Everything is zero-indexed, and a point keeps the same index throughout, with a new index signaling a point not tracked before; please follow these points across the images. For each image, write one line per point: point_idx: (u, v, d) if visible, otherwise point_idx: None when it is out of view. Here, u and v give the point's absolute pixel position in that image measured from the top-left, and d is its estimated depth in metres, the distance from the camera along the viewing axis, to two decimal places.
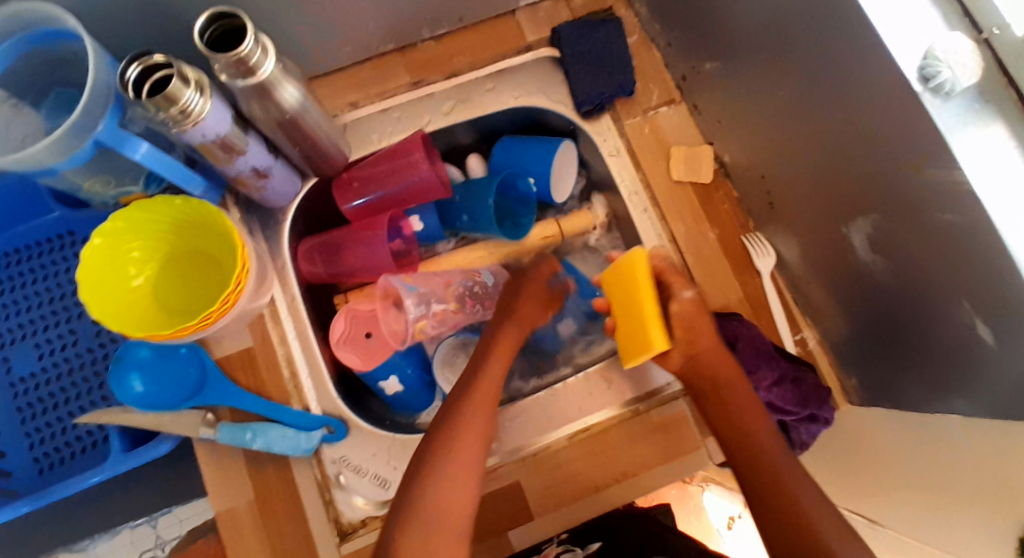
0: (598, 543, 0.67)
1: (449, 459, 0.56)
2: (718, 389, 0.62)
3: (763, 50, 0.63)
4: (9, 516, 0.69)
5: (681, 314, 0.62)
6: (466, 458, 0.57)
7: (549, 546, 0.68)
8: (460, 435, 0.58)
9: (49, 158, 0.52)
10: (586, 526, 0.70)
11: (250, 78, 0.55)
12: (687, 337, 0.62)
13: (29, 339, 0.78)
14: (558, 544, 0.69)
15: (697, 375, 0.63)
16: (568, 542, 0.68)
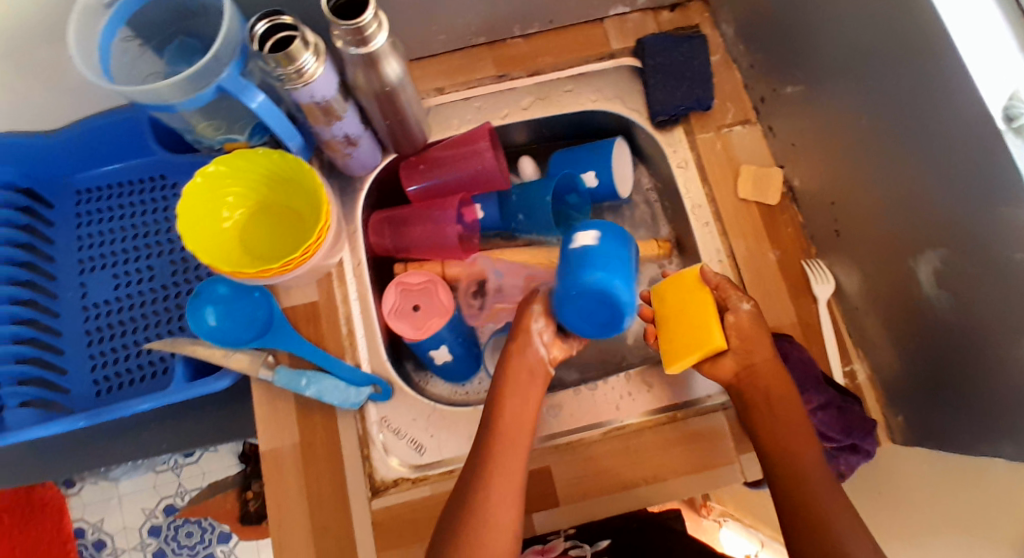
0: (607, 541, 0.75)
1: (486, 485, 0.59)
2: (772, 398, 0.63)
3: (846, 79, 0.65)
4: (64, 427, 0.72)
5: (737, 325, 0.63)
6: (508, 457, 0.61)
7: (556, 539, 0.73)
8: (497, 446, 0.61)
9: (175, 96, 0.58)
10: (593, 527, 0.76)
11: (362, 48, 0.60)
12: (744, 347, 0.63)
13: (108, 268, 0.84)
14: (566, 539, 0.74)
15: (753, 385, 0.63)
16: (576, 538, 0.74)
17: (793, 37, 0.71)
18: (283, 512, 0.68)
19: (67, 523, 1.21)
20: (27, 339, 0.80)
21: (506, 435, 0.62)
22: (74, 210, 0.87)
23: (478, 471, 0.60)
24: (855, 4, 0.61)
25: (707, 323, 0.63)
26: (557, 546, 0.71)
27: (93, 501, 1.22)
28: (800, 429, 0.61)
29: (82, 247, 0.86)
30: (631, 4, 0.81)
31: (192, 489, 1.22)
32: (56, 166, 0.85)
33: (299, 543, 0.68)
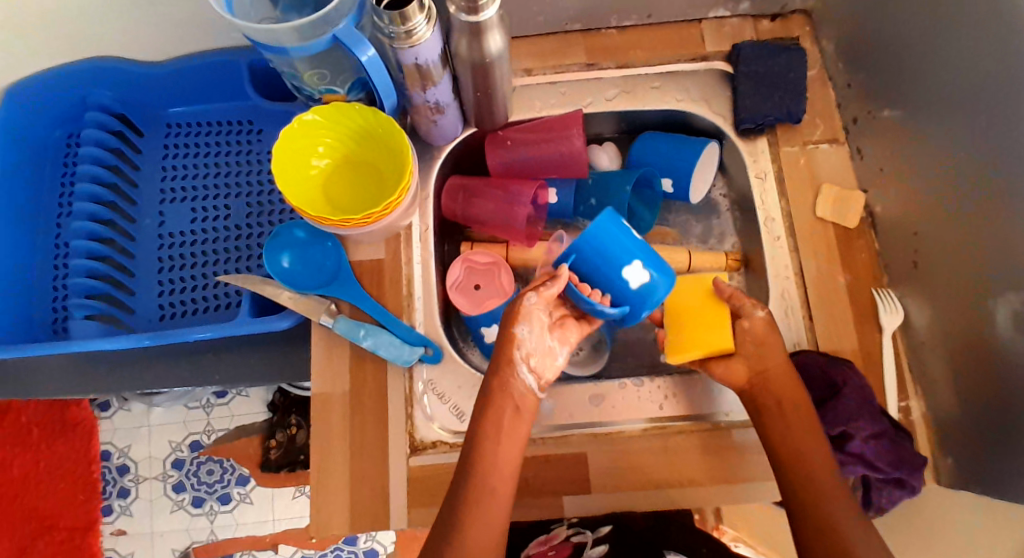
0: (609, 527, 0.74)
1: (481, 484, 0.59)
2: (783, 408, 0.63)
3: (948, 109, 0.64)
4: (131, 344, 0.75)
5: (750, 331, 0.65)
6: (511, 429, 0.62)
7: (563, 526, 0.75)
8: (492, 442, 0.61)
9: (291, 39, 0.60)
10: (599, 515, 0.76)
11: (472, 16, 0.61)
12: (757, 352, 0.65)
13: (188, 201, 0.87)
14: (571, 525, 0.75)
15: (764, 393, 0.64)
16: (580, 525, 0.75)
17: (898, 60, 0.70)
18: (324, 455, 0.70)
19: (95, 445, 1.25)
20: (100, 256, 0.84)
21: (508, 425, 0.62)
22: (161, 140, 0.90)
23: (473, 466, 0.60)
24: (972, 34, 0.60)
25: (717, 323, 0.66)
26: (560, 534, 0.76)
27: (122, 427, 1.26)
28: (811, 439, 0.62)
29: (166, 178, 0.88)
30: (733, 8, 0.81)
31: (219, 430, 1.25)
32: (152, 96, 0.88)
33: (335, 488, 0.69)
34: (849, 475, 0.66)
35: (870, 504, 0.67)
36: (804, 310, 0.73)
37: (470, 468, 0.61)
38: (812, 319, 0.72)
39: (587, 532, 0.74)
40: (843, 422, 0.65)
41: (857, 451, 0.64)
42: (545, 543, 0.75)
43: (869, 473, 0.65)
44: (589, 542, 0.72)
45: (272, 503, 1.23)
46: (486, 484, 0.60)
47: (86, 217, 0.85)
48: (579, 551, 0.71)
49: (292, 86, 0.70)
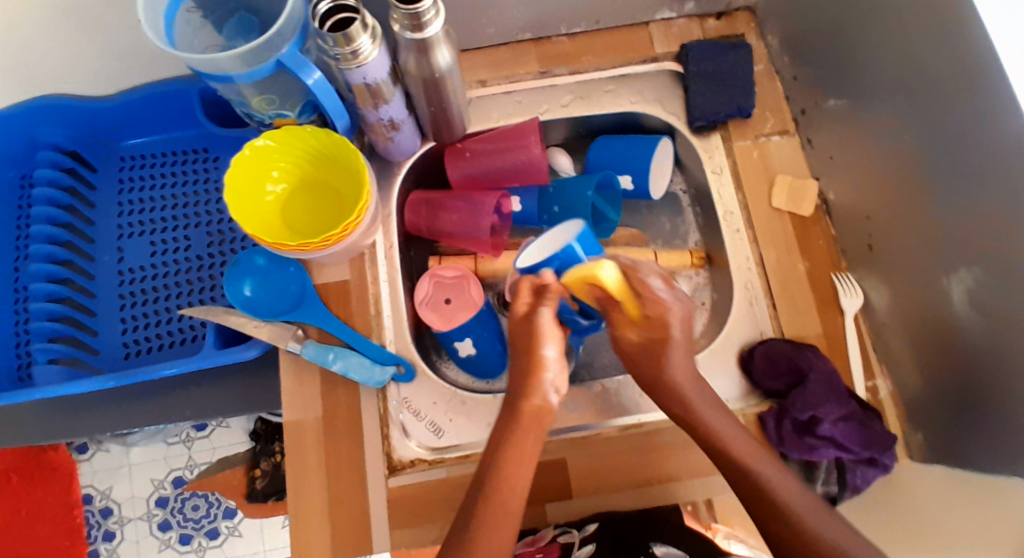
0: (594, 525, 0.67)
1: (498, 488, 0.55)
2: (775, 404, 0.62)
3: (891, 96, 0.65)
4: (95, 385, 0.74)
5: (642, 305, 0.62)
6: (529, 432, 0.58)
7: (546, 530, 0.69)
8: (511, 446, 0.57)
9: (235, 67, 0.60)
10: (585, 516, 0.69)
11: (417, 33, 0.61)
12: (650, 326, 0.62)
13: (146, 235, 0.86)
14: (555, 528, 0.68)
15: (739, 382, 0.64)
16: (565, 527, 0.68)
17: (840, 51, 0.71)
18: (302, 482, 0.69)
19: (76, 490, 1.23)
20: (61, 297, 0.83)
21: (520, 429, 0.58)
22: (116, 175, 0.89)
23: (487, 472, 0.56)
24: (907, 24, 0.61)
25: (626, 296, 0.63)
26: (546, 534, 0.67)
27: (103, 469, 1.24)
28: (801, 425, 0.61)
29: (121, 213, 0.88)
30: (679, 9, 0.82)
31: (202, 463, 1.23)
32: (103, 131, 0.87)
33: (316, 514, 0.69)
34: (822, 460, 0.66)
35: (846, 484, 0.66)
36: (767, 299, 0.74)
37: (483, 476, 0.56)
38: (776, 310, 0.74)
39: (573, 531, 0.66)
40: (812, 406, 0.67)
41: (828, 434, 0.65)
42: (528, 545, 0.67)
43: (841, 455, 0.66)
44: (575, 543, 0.64)
45: (262, 533, 1.21)
46: (504, 489, 0.55)
47: (44, 259, 0.84)
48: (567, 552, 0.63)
49: (243, 113, 0.70)
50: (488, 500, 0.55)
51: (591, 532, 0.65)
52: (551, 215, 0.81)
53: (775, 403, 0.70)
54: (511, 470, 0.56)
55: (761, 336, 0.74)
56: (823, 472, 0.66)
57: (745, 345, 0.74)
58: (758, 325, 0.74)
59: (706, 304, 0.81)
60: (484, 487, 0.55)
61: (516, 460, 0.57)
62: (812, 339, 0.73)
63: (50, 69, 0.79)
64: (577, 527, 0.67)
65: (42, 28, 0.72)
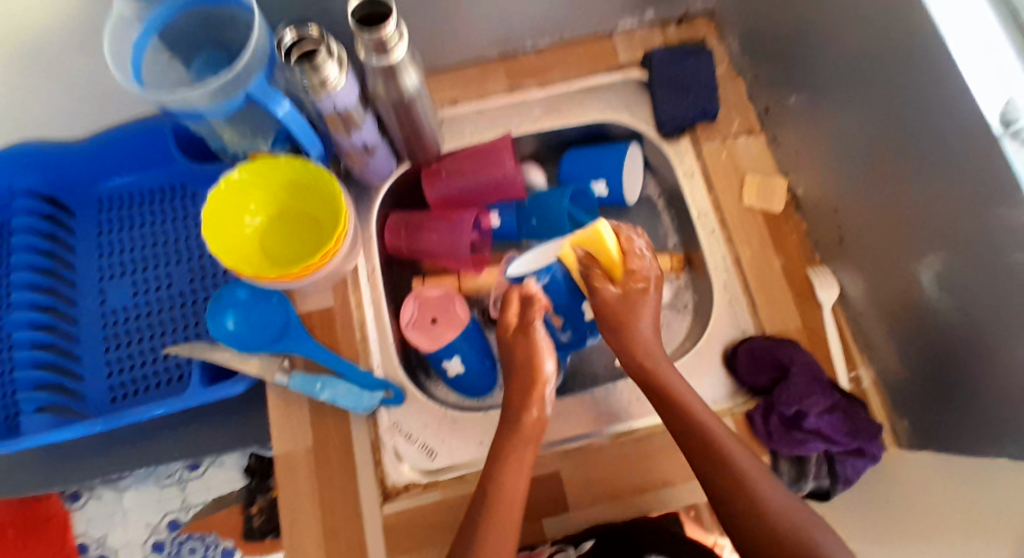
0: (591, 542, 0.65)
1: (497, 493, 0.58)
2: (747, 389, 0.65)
3: (848, 89, 0.67)
4: (80, 431, 0.73)
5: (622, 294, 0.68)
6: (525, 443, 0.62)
7: (543, 546, 0.67)
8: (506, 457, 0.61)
9: (206, 103, 0.61)
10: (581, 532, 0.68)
11: (383, 58, 0.62)
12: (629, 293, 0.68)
13: (127, 276, 0.86)
14: (551, 544, 0.67)
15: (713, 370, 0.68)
16: (561, 543, 0.66)
17: (797, 48, 0.73)
18: (295, 514, 0.68)
19: (70, 540, 1.21)
20: (45, 344, 0.82)
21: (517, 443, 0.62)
22: (95, 218, 0.89)
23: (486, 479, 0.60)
24: (858, 19, 0.63)
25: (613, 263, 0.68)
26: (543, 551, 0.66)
27: (97, 516, 1.22)
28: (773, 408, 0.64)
29: (103, 255, 0.87)
30: (639, 18, 0.84)
31: (197, 504, 1.21)
32: (80, 175, 0.87)
33: (310, 546, 0.68)
34: (810, 454, 0.66)
35: (836, 476, 0.66)
36: (748, 297, 0.75)
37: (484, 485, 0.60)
38: (757, 308, 0.75)
39: (569, 548, 0.65)
40: (798, 400, 0.67)
41: (814, 427, 0.66)
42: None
43: (829, 449, 0.66)
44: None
45: None
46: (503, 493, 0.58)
47: (26, 306, 0.83)
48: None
49: (216, 148, 0.70)
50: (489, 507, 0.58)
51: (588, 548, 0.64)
52: (531, 229, 0.82)
53: (762, 399, 0.71)
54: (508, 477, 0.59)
55: (744, 333, 0.74)
56: (813, 466, 0.66)
57: (729, 344, 0.75)
58: (740, 324, 0.75)
59: (688, 307, 0.82)
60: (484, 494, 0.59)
61: (516, 468, 0.60)
62: (794, 333, 0.73)
63: (20, 116, 0.79)
64: (573, 543, 0.66)
65: (10, 76, 0.72)
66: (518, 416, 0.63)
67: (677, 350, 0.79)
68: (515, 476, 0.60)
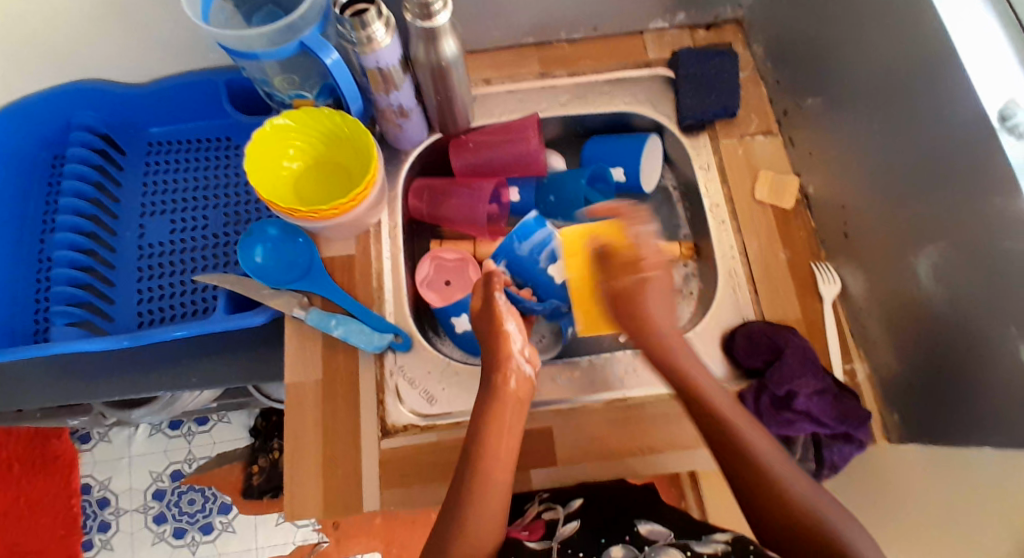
0: (580, 500, 0.68)
1: (482, 473, 0.59)
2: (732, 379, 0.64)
3: (862, 93, 0.71)
4: (110, 345, 0.78)
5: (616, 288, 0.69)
6: (503, 422, 0.62)
7: (532, 506, 0.70)
8: (486, 439, 0.61)
9: (261, 46, 0.67)
10: (568, 490, 0.71)
11: (427, 22, 0.67)
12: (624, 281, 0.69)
13: (166, 214, 0.93)
14: (540, 502, 0.69)
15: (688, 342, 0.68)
16: (549, 502, 0.69)
17: (817, 54, 0.77)
18: (298, 444, 0.72)
19: (75, 478, 1.23)
20: (84, 266, 0.89)
21: (495, 423, 0.62)
22: (142, 158, 0.96)
23: (470, 460, 0.60)
24: (876, 25, 0.67)
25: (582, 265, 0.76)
26: (532, 512, 0.68)
27: (104, 459, 1.24)
28: None
29: (145, 193, 0.94)
30: (670, 20, 0.88)
31: (201, 457, 1.24)
32: (134, 117, 0.94)
33: (309, 473, 0.71)
34: (798, 434, 0.69)
35: (824, 461, 0.69)
36: (751, 286, 0.78)
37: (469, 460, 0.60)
38: (758, 296, 0.77)
39: (557, 508, 0.67)
40: (789, 380, 0.69)
41: (803, 408, 0.68)
42: (514, 526, 0.67)
43: (817, 430, 0.69)
44: (560, 519, 0.65)
45: (255, 531, 1.21)
46: (487, 477, 0.59)
47: (70, 229, 0.90)
48: (551, 529, 0.64)
49: (264, 93, 0.76)
50: (473, 482, 0.58)
51: (576, 508, 0.66)
52: (548, 205, 0.87)
53: (754, 381, 0.73)
54: (489, 456, 0.60)
55: (743, 320, 0.77)
56: (801, 448, 0.69)
57: (728, 328, 0.77)
58: (740, 311, 0.77)
59: (694, 293, 0.85)
60: (471, 473, 0.59)
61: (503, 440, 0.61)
62: (791, 323, 0.76)
63: (89, 53, 0.85)
64: (560, 502, 0.68)
65: (87, 13, 0.79)
66: (492, 382, 0.64)
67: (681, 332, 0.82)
68: (498, 443, 0.60)
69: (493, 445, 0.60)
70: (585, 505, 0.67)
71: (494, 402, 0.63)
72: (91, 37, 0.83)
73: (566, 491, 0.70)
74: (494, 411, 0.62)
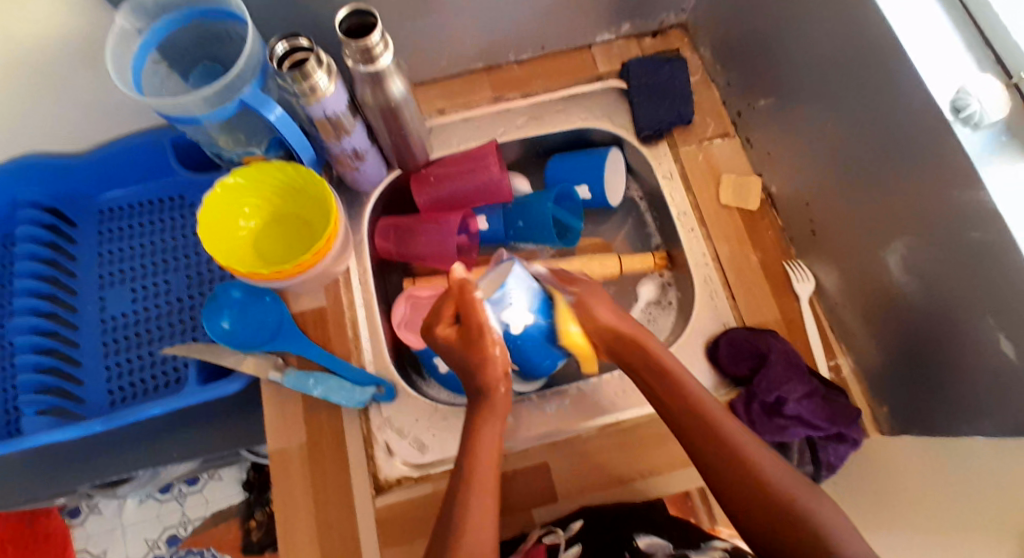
0: (580, 522, 0.66)
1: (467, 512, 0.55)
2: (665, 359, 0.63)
3: (814, 89, 0.71)
4: (82, 431, 0.76)
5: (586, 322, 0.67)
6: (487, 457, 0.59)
7: (533, 532, 0.68)
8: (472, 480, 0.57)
9: (200, 109, 0.65)
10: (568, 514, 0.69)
11: (370, 66, 0.65)
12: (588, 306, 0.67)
13: (126, 283, 0.91)
14: (542, 528, 0.68)
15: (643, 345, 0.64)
16: (551, 526, 0.68)
17: (764, 55, 0.77)
18: (289, 511, 0.70)
19: (70, 555, 1.17)
20: (47, 349, 0.86)
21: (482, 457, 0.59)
22: (96, 228, 0.94)
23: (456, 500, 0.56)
24: (819, 22, 0.67)
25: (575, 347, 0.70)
26: (533, 536, 0.67)
27: (96, 532, 1.19)
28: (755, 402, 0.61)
29: (102, 264, 0.92)
30: (617, 31, 0.88)
31: (196, 519, 1.19)
32: (81, 187, 0.92)
33: (306, 540, 0.69)
34: (793, 440, 0.68)
35: (820, 463, 0.67)
36: (726, 291, 0.78)
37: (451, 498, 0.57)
38: (735, 300, 0.77)
39: (558, 531, 0.66)
40: (777, 387, 0.69)
41: (794, 413, 0.68)
42: (518, 553, 0.65)
43: (810, 434, 0.68)
44: (562, 543, 0.64)
45: None
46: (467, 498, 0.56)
47: (28, 313, 0.87)
48: (553, 552, 0.62)
49: (212, 153, 0.74)
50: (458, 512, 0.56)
51: (577, 530, 0.65)
52: (517, 231, 0.85)
53: (742, 388, 0.72)
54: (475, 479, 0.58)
55: (724, 326, 0.76)
56: (797, 452, 0.68)
57: (710, 336, 0.76)
58: (721, 317, 0.77)
59: (672, 303, 0.84)
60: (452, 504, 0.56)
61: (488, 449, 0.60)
62: (771, 325, 0.76)
63: (23, 129, 0.83)
64: (562, 525, 0.67)
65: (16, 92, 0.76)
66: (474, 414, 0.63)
67: (661, 345, 0.81)
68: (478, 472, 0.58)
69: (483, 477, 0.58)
70: (586, 525, 0.65)
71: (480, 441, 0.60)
72: (26, 114, 0.80)
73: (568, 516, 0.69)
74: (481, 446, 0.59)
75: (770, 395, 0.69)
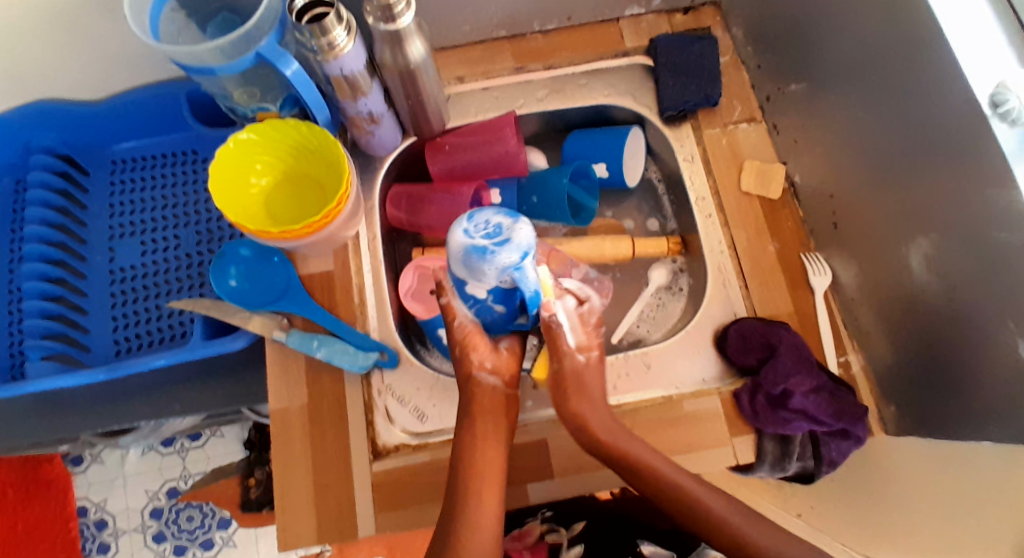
0: (582, 523, 0.73)
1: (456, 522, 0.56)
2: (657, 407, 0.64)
3: (848, 74, 0.68)
4: (86, 379, 0.76)
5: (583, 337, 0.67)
6: (487, 465, 0.60)
7: (535, 523, 0.74)
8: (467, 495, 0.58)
9: (216, 60, 0.63)
10: (571, 505, 0.75)
11: (390, 24, 0.63)
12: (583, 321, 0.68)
13: (136, 235, 0.90)
14: (543, 521, 0.74)
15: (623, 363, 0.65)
16: (553, 522, 0.73)
17: (797, 38, 0.75)
18: (286, 471, 0.70)
19: (70, 502, 1.19)
20: (54, 296, 0.87)
21: (477, 467, 0.60)
22: (108, 178, 0.93)
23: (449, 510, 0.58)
24: (860, 4, 0.64)
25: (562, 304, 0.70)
26: (534, 531, 0.72)
27: (98, 481, 1.20)
28: None
29: (113, 214, 0.91)
30: (646, 5, 0.85)
31: (197, 473, 1.20)
32: (96, 135, 0.91)
33: (301, 502, 0.69)
34: (795, 433, 0.67)
35: (822, 458, 0.67)
36: (740, 280, 0.76)
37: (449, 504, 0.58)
38: (748, 290, 0.75)
39: (560, 529, 0.72)
40: (784, 380, 0.67)
41: (800, 406, 0.66)
42: (517, 543, 0.71)
43: (814, 428, 0.67)
44: (563, 543, 0.70)
45: (256, 542, 1.18)
46: (471, 498, 0.58)
47: (37, 259, 0.87)
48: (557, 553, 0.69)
49: (226, 108, 0.73)
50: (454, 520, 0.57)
51: (578, 531, 0.72)
52: (532, 207, 0.83)
53: (748, 379, 0.71)
54: (472, 490, 0.58)
55: (735, 315, 0.75)
56: (797, 446, 0.67)
57: (720, 325, 0.75)
58: (732, 305, 0.75)
59: (684, 290, 0.83)
60: (450, 510, 0.57)
61: (488, 461, 0.60)
62: (784, 318, 0.74)
63: (37, 73, 0.82)
64: (565, 523, 0.73)
65: (29, 33, 0.75)
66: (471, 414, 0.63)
67: (670, 331, 0.80)
68: (477, 483, 0.59)
69: (486, 485, 0.59)
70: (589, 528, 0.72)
71: (479, 451, 0.60)
72: (40, 57, 0.79)
73: (571, 509, 0.75)
74: (477, 458, 0.60)
75: (773, 387, 0.67)
